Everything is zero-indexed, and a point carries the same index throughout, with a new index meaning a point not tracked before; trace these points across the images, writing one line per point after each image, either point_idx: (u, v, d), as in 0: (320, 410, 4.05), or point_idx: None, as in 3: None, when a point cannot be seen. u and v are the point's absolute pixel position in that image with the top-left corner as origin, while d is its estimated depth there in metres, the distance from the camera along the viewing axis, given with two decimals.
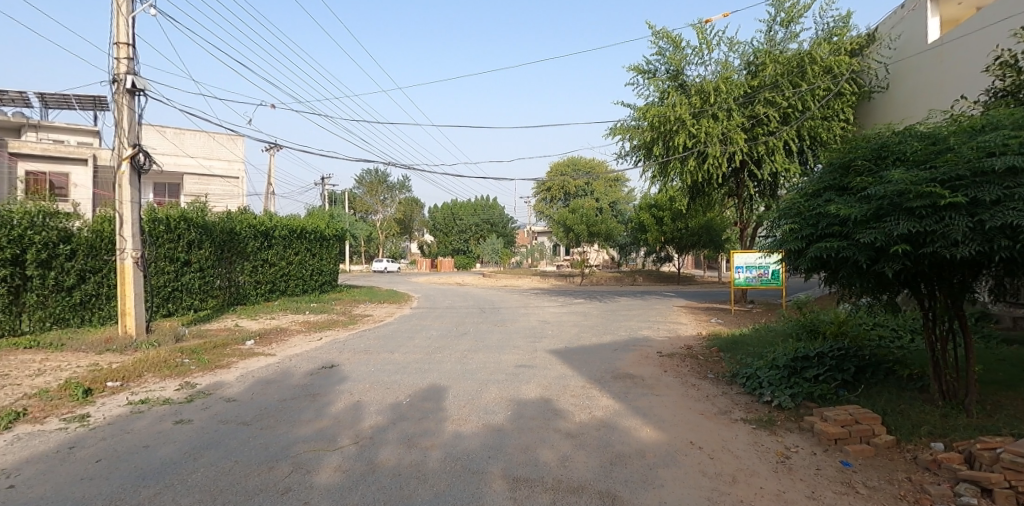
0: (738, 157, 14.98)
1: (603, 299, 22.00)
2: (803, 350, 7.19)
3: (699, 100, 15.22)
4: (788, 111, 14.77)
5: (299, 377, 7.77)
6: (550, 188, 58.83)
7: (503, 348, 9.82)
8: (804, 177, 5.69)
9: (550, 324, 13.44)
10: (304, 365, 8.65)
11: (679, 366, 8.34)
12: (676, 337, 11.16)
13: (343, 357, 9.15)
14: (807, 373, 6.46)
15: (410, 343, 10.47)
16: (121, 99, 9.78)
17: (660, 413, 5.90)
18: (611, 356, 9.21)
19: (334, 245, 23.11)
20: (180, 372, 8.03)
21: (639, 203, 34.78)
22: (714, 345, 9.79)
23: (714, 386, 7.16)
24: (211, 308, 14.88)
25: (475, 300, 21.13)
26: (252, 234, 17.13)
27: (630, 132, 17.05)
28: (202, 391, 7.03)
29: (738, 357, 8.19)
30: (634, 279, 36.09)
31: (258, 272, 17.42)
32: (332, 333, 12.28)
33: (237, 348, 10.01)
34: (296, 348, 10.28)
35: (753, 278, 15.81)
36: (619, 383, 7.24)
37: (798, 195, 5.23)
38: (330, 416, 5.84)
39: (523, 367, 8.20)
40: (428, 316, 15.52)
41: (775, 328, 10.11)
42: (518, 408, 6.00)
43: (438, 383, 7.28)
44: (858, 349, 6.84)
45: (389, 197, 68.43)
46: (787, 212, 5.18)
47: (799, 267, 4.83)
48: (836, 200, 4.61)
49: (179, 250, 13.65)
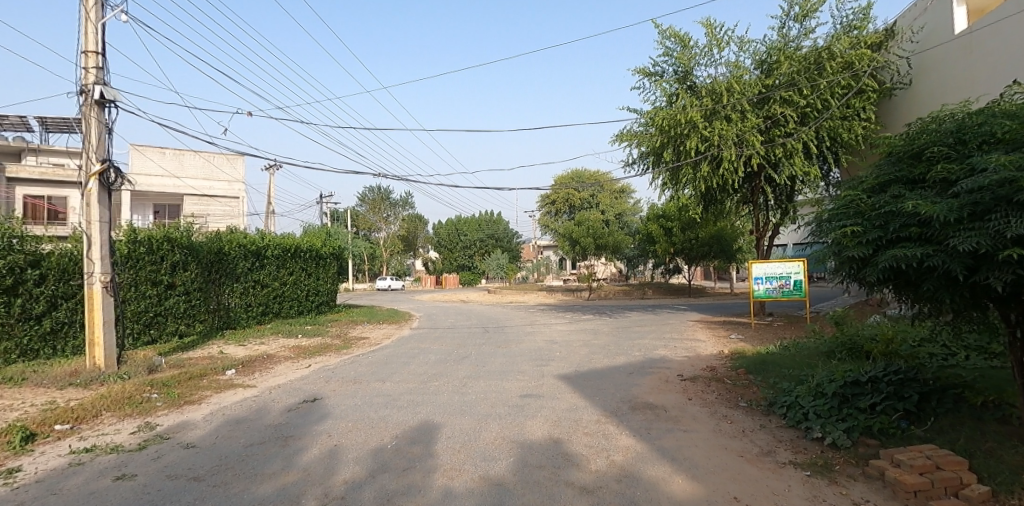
0: (755, 160, 14.13)
1: (613, 315, 20.92)
2: (849, 372, 6.20)
3: (711, 100, 14.40)
4: (806, 110, 13.93)
5: (275, 414, 6.84)
6: (555, 202, 57.86)
7: (506, 374, 8.84)
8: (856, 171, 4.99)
9: (557, 344, 12.43)
10: (284, 399, 7.73)
11: (705, 393, 7.33)
12: (696, 357, 10.12)
13: (328, 388, 8.22)
14: (860, 402, 5.47)
15: (405, 370, 9.51)
16: (88, 110, 9.36)
17: (691, 456, 4.91)
18: (627, 381, 8.23)
19: (331, 264, 22.26)
20: (143, 411, 7.16)
21: (647, 215, 33.91)
22: (740, 365, 8.74)
23: (749, 417, 6.15)
24: (198, 332, 14.13)
25: (478, 318, 20.20)
26: (242, 254, 16.40)
27: (637, 138, 16.24)
28: (161, 434, 6.14)
29: (771, 382, 7.16)
30: (643, 292, 35.01)
31: (249, 294, 16.63)
32: (323, 359, 11.41)
33: (216, 380, 9.11)
34: (280, 377, 9.38)
35: (774, 289, 14.78)
36: (638, 416, 6.25)
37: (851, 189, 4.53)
38: (299, 467, 4.91)
39: (528, 398, 7.25)
40: (428, 337, 14.60)
41: (807, 346, 9.07)
42: (522, 454, 5.02)
43: (431, 420, 6.33)
44: (916, 371, 5.85)
45: (392, 214, 67.84)
46: (838, 211, 4.45)
47: (863, 279, 4.05)
48: (908, 194, 3.85)
49: (162, 273, 12.97)
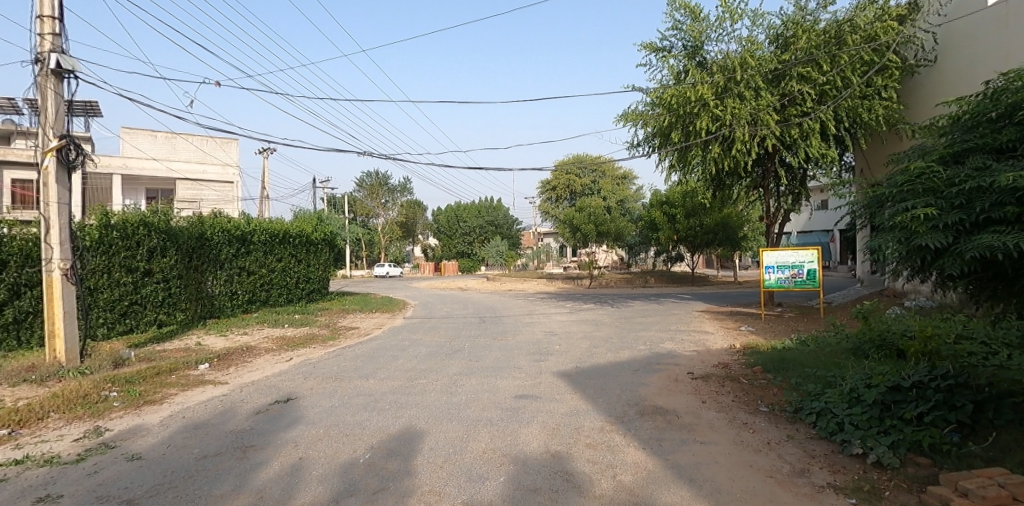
0: (769, 141, 13.31)
1: (614, 304, 20.16)
2: (887, 373, 5.40)
3: (722, 78, 13.52)
4: (825, 88, 13.02)
5: (241, 417, 6.12)
6: (555, 188, 56.71)
7: (501, 371, 8.12)
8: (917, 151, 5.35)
9: (557, 336, 11.68)
10: (255, 398, 7.00)
11: (720, 394, 6.58)
12: (707, 353, 9.37)
13: (305, 387, 7.51)
14: (905, 411, 4.68)
15: (391, 365, 8.77)
16: (45, 81, 8.62)
17: (713, 477, 4.17)
18: (632, 380, 7.50)
19: (322, 250, 21.46)
20: (95, 413, 6.49)
21: (650, 201, 33.03)
22: (756, 363, 7.93)
23: (773, 425, 5.39)
24: (178, 322, 13.55)
25: (475, 307, 19.48)
26: (226, 240, 15.65)
27: (643, 117, 15.35)
28: (107, 442, 5.47)
29: (794, 384, 6.34)
30: (645, 280, 34.25)
31: (235, 281, 15.93)
32: (306, 351, 10.72)
33: (185, 376, 8.42)
34: (256, 373, 8.69)
35: (786, 279, 14.03)
36: (648, 424, 5.50)
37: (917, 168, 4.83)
38: (253, 488, 4.19)
39: (524, 399, 6.53)
40: (421, 327, 13.90)
41: (829, 343, 8.24)
42: (515, 473, 4.29)
43: (413, 427, 5.59)
44: (967, 375, 5.00)
45: (390, 200, 66.60)
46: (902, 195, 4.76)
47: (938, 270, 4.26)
48: (988, 174, 4.09)
49: (137, 259, 12.43)
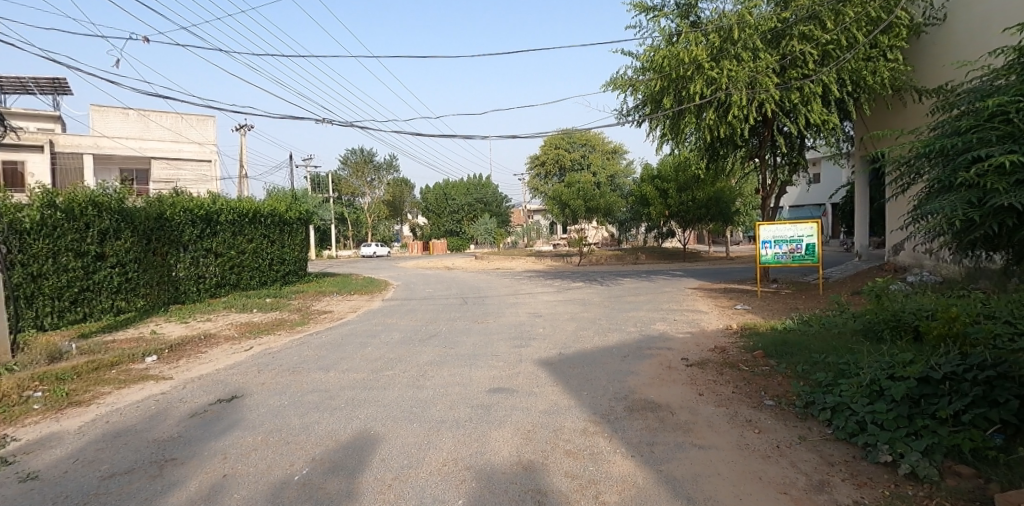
0: (767, 106, 12.40)
1: (603, 282, 19.49)
2: (910, 363, 4.68)
3: (718, 38, 12.55)
4: (828, 48, 12.08)
5: (171, 422, 5.32)
6: (544, 164, 55.49)
7: (476, 360, 7.37)
8: (974, 92, 5.36)
9: (542, 319, 10.94)
10: (196, 397, 6.20)
11: (719, 385, 5.86)
12: (701, 335, 8.68)
13: (256, 382, 6.71)
14: (938, 408, 3.97)
15: (357, 354, 7.99)
16: None
17: (715, 494, 3.44)
18: (621, 368, 6.77)
19: (298, 230, 20.46)
20: (7, 417, 5.65)
21: (641, 175, 32.17)
22: (756, 347, 7.22)
23: (781, 422, 4.67)
24: (137, 309, 12.63)
25: (459, 287, 18.72)
26: (189, 220, 14.64)
27: (633, 84, 14.38)
28: (5, 457, 4.65)
29: (801, 372, 5.66)
30: (636, 257, 33.64)
31: (201, 264, 14.95)
32: (270, 338, 9.92)
33: (127, 371, 7.59)
34: (207, 365, 7.88)
35: (783, 254, 13.35)
36: (638, 424, 4.76)
37: (996, 105, 4.76)
38: None
39: (498, 394, 5.78)
40: (399, 310, 13.11)
41: (834, 324, 7.54)
42: (475, 493, 3.54)
43: (367, 432, 4.82)
44: (1008, 364, 4.27)
45: (376, 178, 64.87)
46: (976, 141, 4.76)
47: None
48: None
49: (87, 242, 11.46)
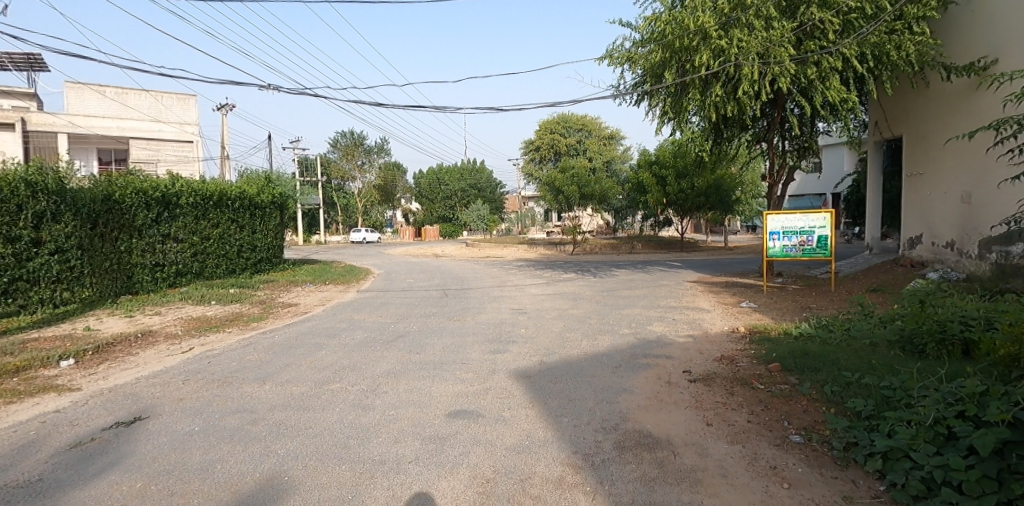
0: (781, 82, 11.21)
1: (597, 274, 18.39)
2: (987, 397, 3.57)
3: (728, 4, 11.29)
4: (852, 16, 10.86)
5: (39, 458, 4.18)
6: (539, 149, 53.85)
7: (441, 371, 6.25)
8: None
9: (526, 316, 9.83)
10: (92, 418, 5.08)
11: (730, 410, 4.79)
12: (705, 339, 7.60)
13: (174, 397, 5.60)
14: None
15: (305, 361, 6.87)
16: None
17: None
18: (611, 384, 5.68)
19: (271, 215, 19.24)
20: None
21: (638, 161, 30.97)
22: (772, 357, 6.15)
23: (815, 471, 3.57)
24: (81, 301, 11.39)
25: (443, 278, 17.57)
26: (144, 202, 13.40)
27: (632, 57, 13.24)
28: None
29: (833, 396, 4.61)
30: (632, 247, 32.54)
31: (159, 251, 13.78)
32: (217, 337, 8.78)
33: (31, 379, 6.44)
34: (129, 372, 6.73)
35: (793, 247, 12.28)
36: (631, 470, 3.66)
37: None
38: None
39: (458, 421, 4.66)
40: (372, 303, 11.98)
41: (861, 331, 6.51)
42: None
43: (279, 477, 3.70)
44: None
45: (368, 163, 62.88)
46: None
47: None
48: None
49: (20, 226, 10.21)
